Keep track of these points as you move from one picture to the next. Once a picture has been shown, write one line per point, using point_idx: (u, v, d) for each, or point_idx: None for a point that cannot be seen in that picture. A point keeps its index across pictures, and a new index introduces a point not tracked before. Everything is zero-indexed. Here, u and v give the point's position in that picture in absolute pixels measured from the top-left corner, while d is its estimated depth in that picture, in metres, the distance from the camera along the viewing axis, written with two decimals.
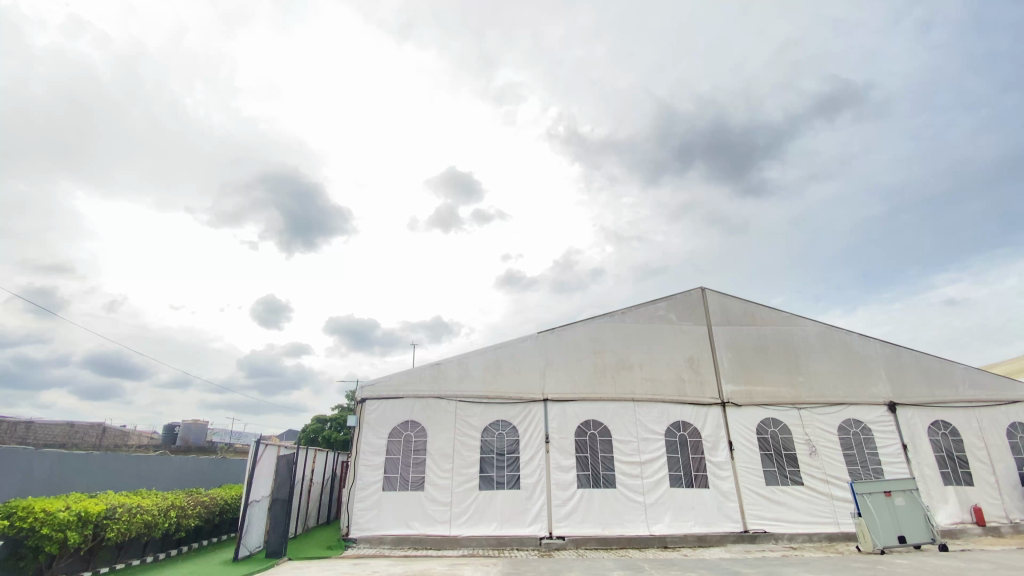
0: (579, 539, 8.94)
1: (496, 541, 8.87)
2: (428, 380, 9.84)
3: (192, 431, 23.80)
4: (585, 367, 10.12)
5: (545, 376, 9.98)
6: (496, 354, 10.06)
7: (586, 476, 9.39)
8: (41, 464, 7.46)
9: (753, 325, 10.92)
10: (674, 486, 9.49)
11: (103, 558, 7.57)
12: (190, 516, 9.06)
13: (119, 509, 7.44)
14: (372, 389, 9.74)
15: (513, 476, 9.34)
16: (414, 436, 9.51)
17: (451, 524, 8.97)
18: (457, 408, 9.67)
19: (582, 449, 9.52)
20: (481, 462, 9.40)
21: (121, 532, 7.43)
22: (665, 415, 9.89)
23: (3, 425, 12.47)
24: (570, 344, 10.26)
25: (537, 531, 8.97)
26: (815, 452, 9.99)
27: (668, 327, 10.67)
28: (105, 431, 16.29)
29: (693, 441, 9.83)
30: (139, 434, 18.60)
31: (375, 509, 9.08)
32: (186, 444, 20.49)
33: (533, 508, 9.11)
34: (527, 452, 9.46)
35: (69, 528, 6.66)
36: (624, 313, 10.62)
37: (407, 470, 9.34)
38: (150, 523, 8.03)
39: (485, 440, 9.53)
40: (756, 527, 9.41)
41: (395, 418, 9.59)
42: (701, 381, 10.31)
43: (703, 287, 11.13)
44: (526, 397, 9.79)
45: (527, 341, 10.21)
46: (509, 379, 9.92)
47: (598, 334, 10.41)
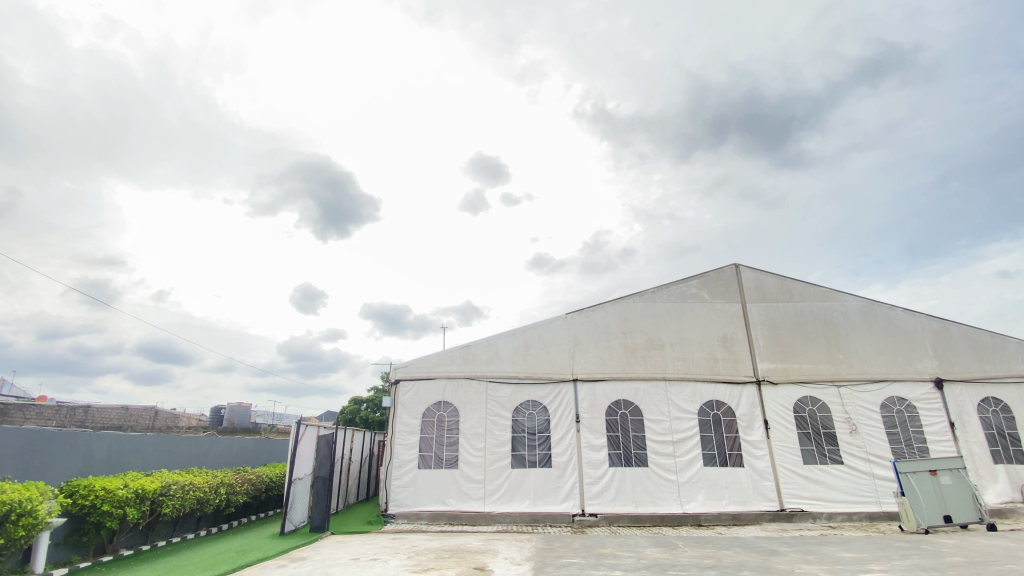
0: (612, 516, 9.01)
1: (529, 518, 9.05)
2: (459, 361, 9.98)
3: (238, 413, 25.18)
4: (615, 346, 10.05)
5: (575, 356, 9.97)
6: (525, 335, 10.11)
7: (618, 455, 9.40)
8: (100, 445, 7.96)
9: (790, 302, 10.59)
10: (708, 465, 9.41)
11: (160, 532, 8.13)
12: (239, 493, 9.56)
13: (174, 486, 7.90)
14: (405, 370, 9.96)
15: (545, 455, 9.44)
16: (447, 416, 9.71)
17: (485, 501, 9.17)
18: (488, 388, 9.80)
19: (613, 429, 9.53)
20: (513, 442, 9.52)
21: (175, 507, 7.91)
22: (698, 394, 9.76)
23: (64, 410, 13.39)
24: (599, 324, 10.20)
25: (569, 509, 9.08)
26: (856, 431, 9.71)
27: (700, 305, 10.46)
28: (158, 414, 17.28)
29: (727, 420, 9.70)
30: (188, 417, 19.64)
31: (411, 486, 9.36)
32: (232, 425, 21.50)
33: (565, 487, 9.21)
34: (558, 431, 9.52)
35: (128, 505, 7.13)
36: (653, 292, 10.45)
37: (442, 449, 9.56)
38: (202, 499, 8.52)
39: (516, 420, 9.64)
40: (793, 506, 9.28)
41: (428, 398, 9.80)
42: (734, 359, 10.11)
43: (737, 264, 10.83)
44: (556, 377, 9.82)
45: (555, 321, 10.20)
46: (538, 360, 9.97)
47: (628, 313, 10.30)
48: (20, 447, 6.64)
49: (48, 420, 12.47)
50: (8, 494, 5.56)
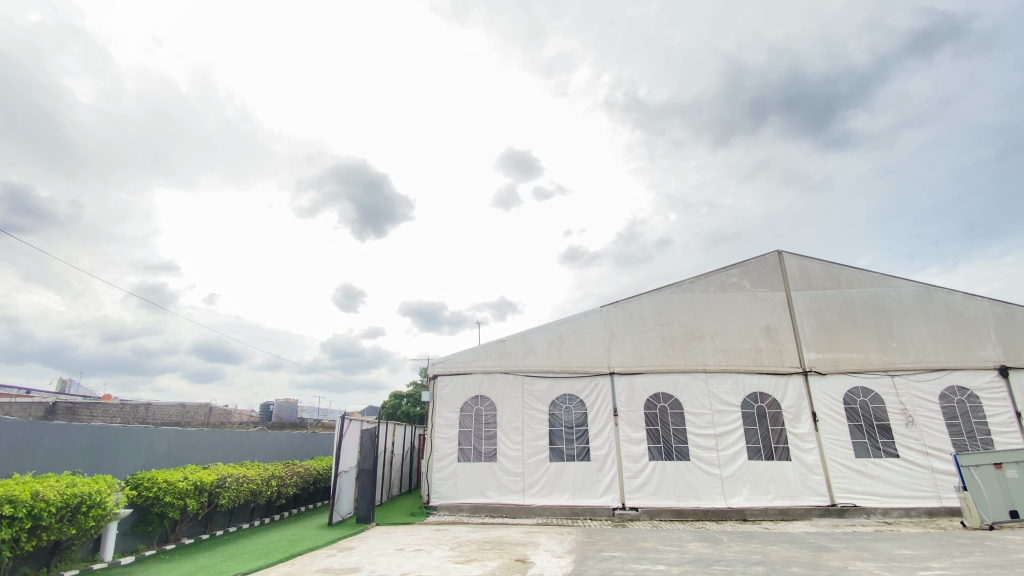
0: (653, 510, 8.91)
1: (569, 511, 9.06)
2: (495, 356, 10.06)
3: (285, 409, 26.29)
4: (653, 339, 9.89)
5: (611, 349, 9.88)
6: (560, 329, 10.09)
7: (658, 449, 9.27)
8: (161, 440, 8.45)
9: (837, 289, 10.13)
10: (753, 458, 9.15)
11: (218, 522, 8.59)
12: (289, 485, 9.97)
13: (229, 479, 8.32)
14: (442, 365, 10.13)
15: (583, 448, 9.41)
16: (484, 409, 9.81)
17: (525, 493, 9.24)
18: (524, 382, 9.84)
19: (652, 422, 9.38)
20: (551, 435, 9.53)
21: (231, 499, 8.32)
22: (741, 386, 9.50)
23: (129, 407, 14.31)
24: (635, 316, 10.05)
25: (609, 502, 9.02)
26: (912, 423, 9.23)
27: (741, 294, 10.14)
28: (212, 410, 18.22)
29: (772, 413, 9.39)
30: (240, 412, 20.62)
31: (452, 479, 9.52)
32: (281, 420, 22.44)
33: (605, 480, 9.16)
34: (596, 425, 9.47)
35: (188, 496, 7.56)
36: (691, 283, 10.21)
37: (480, 442, 9.67)
38: (255, 491, 8.94)
39: (554, 413, 9.63)
40: (845, 501, 8.93)
41: (465, 393, 9.93)
42: (779, 350, 9.77)
43: (780, 250, 10.44)
44: (592, 370, 9.76)
45: (590, 314, 10.13)
46: (573, 353, 9.93)
47: (664, 304, 10.10)
48: (89, 442, 7.13)
49: (113, 417, 13.35)
50: (80, 486, 5.98)
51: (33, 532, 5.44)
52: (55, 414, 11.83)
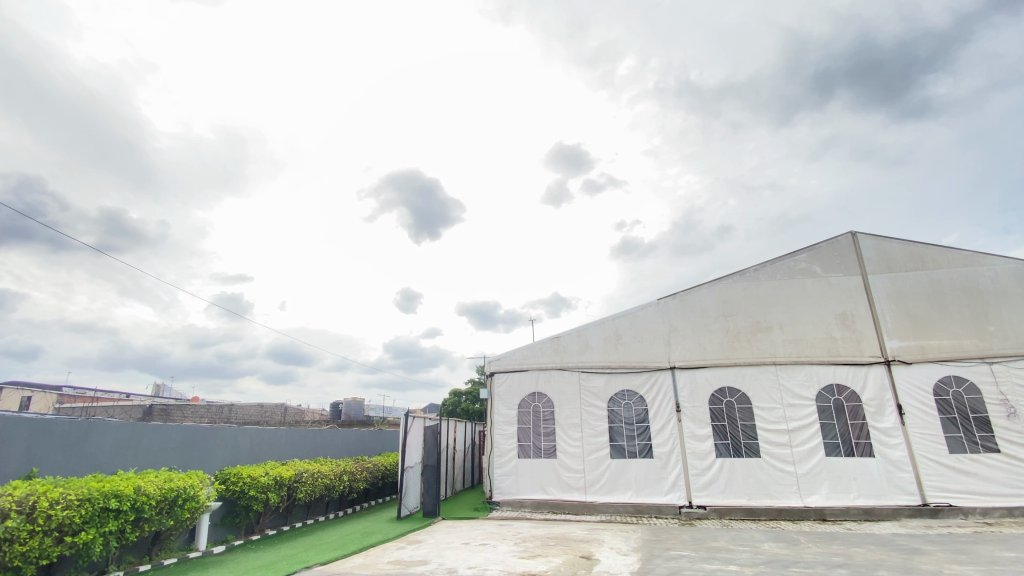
0: (722, 509, 8.59)
1: (633, 509, 8.90)
2: (550, 353, 10.06)
3: (354, 407, 27.70)
4: (716, 331, 9.51)
5: (671, 343, 9.59)
6: (617, 324, 9.93)
7: (725, 445, 8.90)
8: (244, 438, 9.10)
9: (921, 271, 9.30)
10: (831, 455, 8.59)
11: (297, 514, 9.15)
12: (359, 480, 10.45)
13: (305, 474, 8.84)
14: (499, 363, 10.25)
15: (645, 445, 9.21)
16: (542, 406, 9.83)
17: (587, 491, 9.17)
18: (581, 378, 9.76)
19: (718, 418, 9.03)
20: (611, 432, 9.39)
21: (308, 493, 8.83)
22: (815, 378, 8.94)
23: (215, 408, 15.54)
24: (695, 308, 9.71)
25: (675, 500, 8.79)
26: (1015, 414, 8.33)
27: (811, 281, 9.52)
28: (287, 409, 19.43)
29: (851, 406, 8.78)
30: (312, 412, 21.87)
31: (513, 475, 9.62)
32: (350, 418, 23.65)
33: (669, 478, 8.92)
34: (658, 421, 9.23)
35: (270, 490, 8.09)
36: (755, 271, 9.71)
37: (540, 439, 9.69)
38: (329, 485, 9.43)
39: (613, 410, 9.49)
40: (937, 500, 8.20)
41: (522, 390, 9.99)
42: (857, 339, 9.11)
43: (853, 231, 9.71)
44: (652, 365, 9.53)
45: (647, 308, 9.89)
46: (631, 348, 9.74)
47: (726, 294, 9.69)
48: (182, 441, 7.80)
49: (202, 417, 14.51)
50: (176, 481, 6.56)
51: (137, 524, 6.01)
52: (152, 415, 13.04)
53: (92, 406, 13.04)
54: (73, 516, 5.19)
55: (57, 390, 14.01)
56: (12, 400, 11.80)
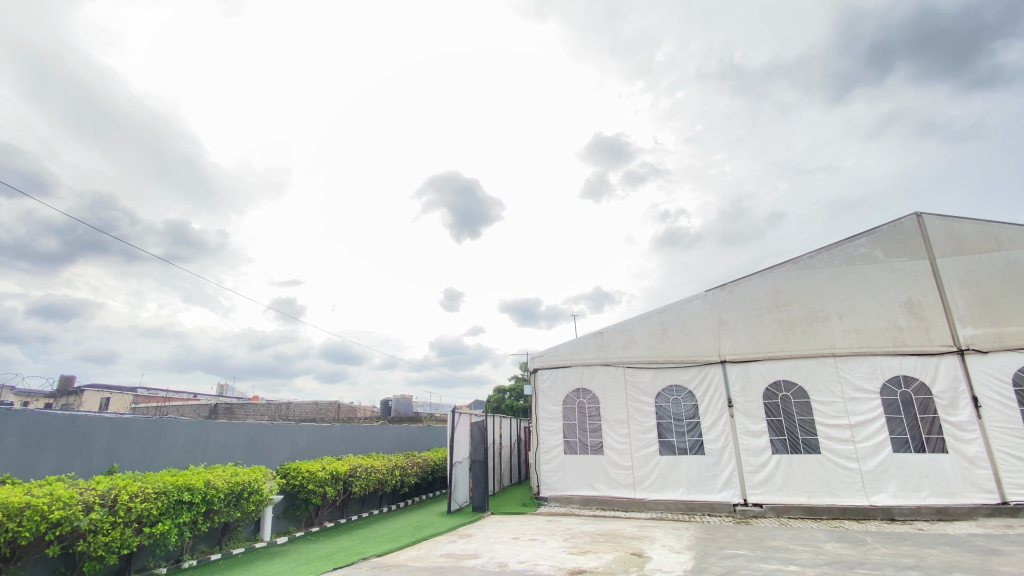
0: (780, 507, 8.26)
1: (685, 506, 8.71)
2: (594, 348, 9.97)
3: (402, 404, 28.49)
4: (768, 322, 9.13)
5: (720, 336, 9.30)
6: (663, 317, 9.72)
7: (781, 441, 8.55)
8: (301, 434, 9.53)
9: (997, 252, 8.59)
10: (899, 451, 8.08)
11: (352, 507, 9.50)
12: (410, 475, 10.72)
13: (359, 469, 9.16)
14: (542, 359, 10.26)
15: (696, 441, 8.98)
16: (587, 402, 9.76)
17: (636, 487, 9.04)
18: (627, 373, 9.62)
19: (773, 413, 8.67)
20: (659, 428, 9.21)
21: (362, 487, 9.15)
22: (878, 370, 8.43)
23: (274, 406, 16.36)
24: (746, 299, 9.36)
25: (729, 498, 8.53)
26: None
27: (873, 267, 8.96)
28: (340, 407, 20.20)
29: (921, 399, 8.23)
30: (363, 408, 22.64)
31: (560, 471, 9.62)
32: (399, 415, 24.32)
33: (722, 475, 8.66)
34: (709, 417, 8.97)
35: (327, 484, 8.44)
36: (810, 259, 9.25)
37: (586, 435, 9.63)
38: (382, 480, 9.74)
39: (661, 405, 9.30)
40: (1020, 499, 7.58)
41: (567, 386, 9.95)
42: (925, 327, 8.52)
43: (918, 213, 9.07)
44: (701, 359, 9.27)
45: (694, 300, 9.63)
46: (678, 342, 9.51)
47: (779, 284, 9.28)
48: (245, 437, 8.25)
49: (262, 415, 15.31)
50: (242, 475, 6.97)
51: (208, 515, 6.42)
52: (217, 413, 13.87)
53: (165, 405, 14.02)
54: (151, 508, 5.59)
55: (133, 391, 15.13)
56: (93, 401, 12.82)
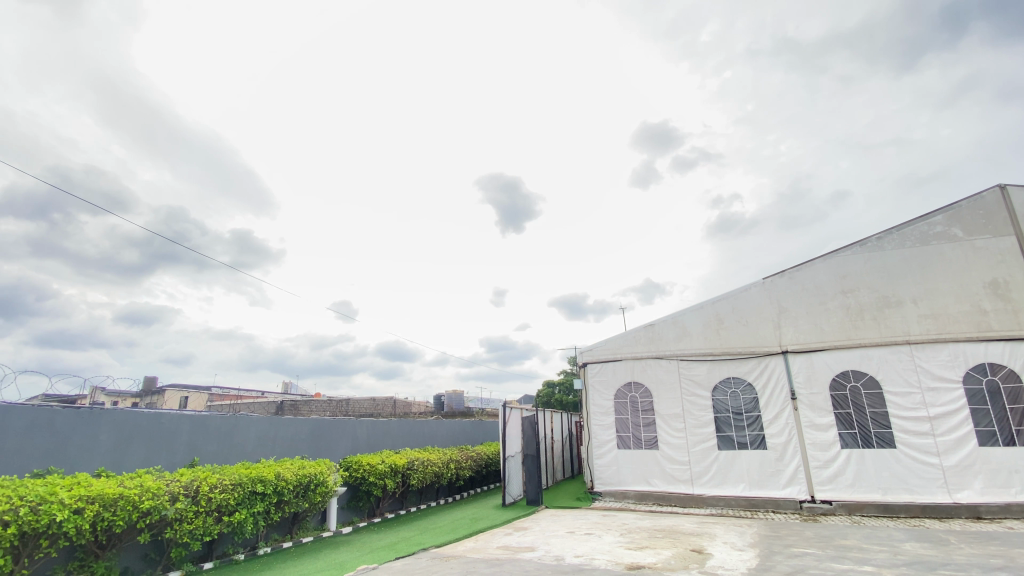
0: (852, 505, 7.81)
1: (747, 502, 8.42)
2: (644, 341, 9.79)
3: (454, 398, 29.13)
4: (834, 310, 8.63)
5: (781, 326, 8.89)
6: (717, 307, 9.41)
7: (851, 435, 8.07)
8: (361, 429, 9.93)
9: None
10: (986, 445, 7.43)
11: (411, 499, 9.82)
12: (464, 468, 10.94)
13: (416, 462, 9.44)
14: (592, 353, 10.17)
15: (757, 435, 8.64)
16: (639, 396, 9.59)
17: (694, 483, 8.81)
18: (681, 366, 9.37)
19: (841, 405, 8.20)
20: (717, 422, 8.93)
21: (420, 479, 9.44)
22: (960, 357, 7.78)
23: (335, 403, 17.15)
24: (807, 286, 8.89)
25: (795, 495, 8.17)
26: None
27: (951, 246, 8.25)
28: (396, 402, 20.91)
29: (1010, 388, 7.53)
30: (418, 404, 23.31)
31: (614, 465, 9.52)
32: (451, 410, 24.92)
33: (787, 470, 8.29)
34: (770, 410, 8.60)
35: (387, 477, 8.76)
36: (878, 240, 8.64)
37: (639, 430, 9.47)
38: (438, 473, 9.99)
39: (718, 399, 9.01)
40: None
41: (618, 380, 9.82)
42: (1013, 310, 7.78)
43: (1003, 184, 8.27)
44: (760, 350, 8.90)
45: (751, 289, 9.25)
46: (735, 333, 9.17)
47: (844, 269, 8.74)
48: (310, 432, 8.70)
49: (325, 410, 16.08)
50: (309, 468, 7.36)
51: (279, 505, 6.83)
52: (284, 410, 14.70)
53: (237, 402, 15.01)
54: (229, 498, 6.01)
55: (209, 389, 16.30)
56: (174, 399, 13.91)
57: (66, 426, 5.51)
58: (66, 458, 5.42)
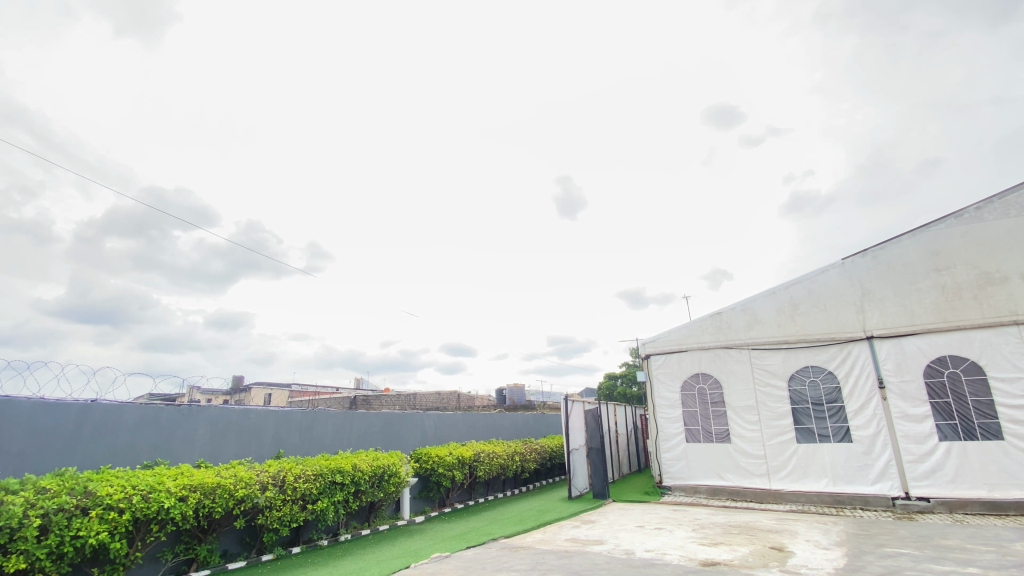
0: (953, 502, 7.11)
1: (831, 499, 7.89)
2: (712, 330, 9.41)
3: (515, 391, 29.46)
4: (926, 290, 7.86)
5: (864, 310, 8.24)
6: (791, 293, 8.88)
7: (951, 426, 7.34)
8: (429, 422, 10.27)
9: None
10: None
11: (479, 491, 10.05)
12: (529, 461, 11.04)
13: (482, 455, 9.64)
14: (655, 345, 9.92)
15: (840, 428, 8.09)
16: (708, 388, 9.24)
17: (771, 478, 8.39)
18: (752, 356, 8.93)
19: (938, 394, 7.47)
20: (795, 413, 8.43)
21: (486, 471, 9.64)
22: None
23: (403, 397, 17.86)
24: (894, 265, 8.16)
25: (886, 491, 7.56)
26: None
27: None
28: (460, 397, 21.46)
29: None
30: (481, 398, 23.77)
31: (683, 460, 9.25)
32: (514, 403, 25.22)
33: (876, 465, 7.69)
34: (855, 400, 8.01)
35: (455, 468, 9.01)
36: (976, 211, 7.76)
37: (709, 422, 9.13)
38: (504, 465, 10.16)
39: (795, 389, 8.51)
40: None
41: (684, 371, 9.51)
42: None
43: None
44: (841, 337, 8.30)
45: (828, 271, 8.65)
46: (812, 319, 8.62)
47: (937, 244, 7.93)
48: (382, 425, 9.11)
49: (394, 404, 16.78)
50: (382, 459, 7.72)
51: (357, 494, 7.22)
52: (357, 405, 15.51)
53: (316, 398, 15.99)
54: (312, 488, 6.43)
55: (289, 386, 17.49)
56: (260, 396, 15.06)
57: (169, 422, 6.11)
58: (170, 451, 6.03)
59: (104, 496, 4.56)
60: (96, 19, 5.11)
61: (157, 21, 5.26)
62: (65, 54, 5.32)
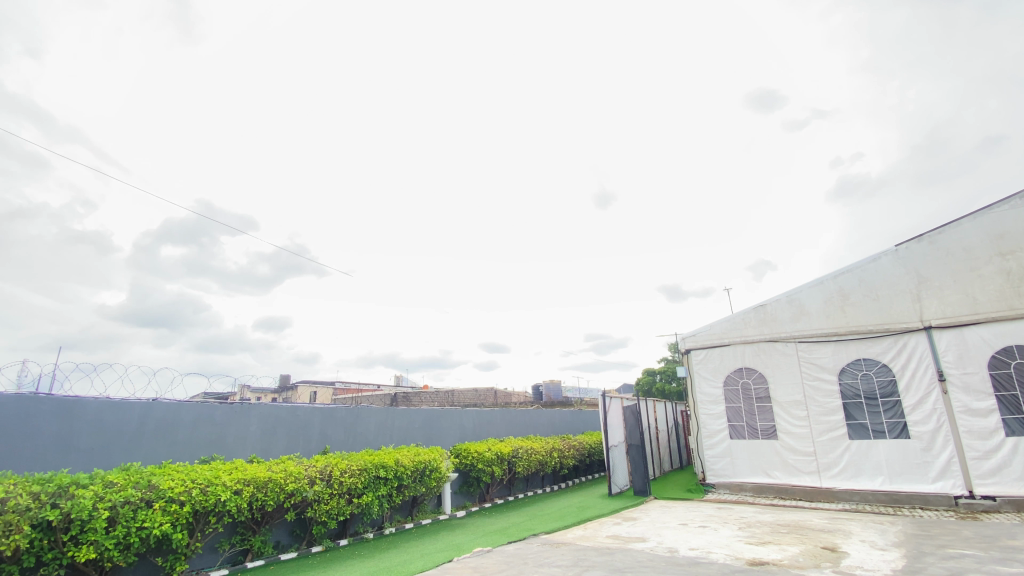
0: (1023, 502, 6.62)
1: (887, 498, 7.51)
2: (755, 323, 9.12)
3: (552, 388, 29.43)
4: (990, 276, 7.34)
5: (921, 299, 7.78)
6: (840, 283, 8.48)
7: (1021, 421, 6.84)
8: (468, 418, 10.41)
9: None
10: None
11: (518, 487, 10.12)
12: (568, 457, 11.03)
13: (520, 451, 9.70)
14: (695, 339, 9.70)
15: (896, 423, 7.68)
16: (752, 383, 8.96)
17: (822, 475, 8.06)
18: (799, 349, 8.60)
19: (1005, 387, 6.98)
20: (846, 408, 8.07)
21: (525, 467, 9.68)
22: None
23: (441, 395, 18.15)
24: (954, 250, 7.66)
25: (948, 490, 7.13)
26: None
27: None
28: (497, 394, 21.63)
29: None
30: (518, 394, 23.89)
31: (727, 457, 9.02)
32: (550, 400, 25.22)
33: (937, 462, 7.26)
34: (912, 394, 7.59)
35: (494, 464, 9.10)
36: None
37: (754, 418, 8.86)
38: (542, 461, 10.17)
39: (846, 383, 8.14)
40: None
41: (726, 366, 9.26)
42: None
43: None
44: (896, 328, 7.87)
45: (880, 259, 8.22)
46: (863, 309, 8.22)
47: (1002, 226, 7.39)
48: (423, 421, 9.29)
49: (433, 401, 17.09)
50: (424, 455, 7.88)
51: (400, 489, 7.40)
52: (398, 402, 15.87)
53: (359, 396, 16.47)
54: (357, 482, 6.64)
55: (333, 385, 18.10)
56: (306, 395, 15.64)
57: (224, 420, 6.44)
58: (225, 447, 6.36)
59: (165, 489, 4.86)
60: (148, 38, 5.43)
61: (202, 38, 5.52)
62: (121, 75, 5.67)
